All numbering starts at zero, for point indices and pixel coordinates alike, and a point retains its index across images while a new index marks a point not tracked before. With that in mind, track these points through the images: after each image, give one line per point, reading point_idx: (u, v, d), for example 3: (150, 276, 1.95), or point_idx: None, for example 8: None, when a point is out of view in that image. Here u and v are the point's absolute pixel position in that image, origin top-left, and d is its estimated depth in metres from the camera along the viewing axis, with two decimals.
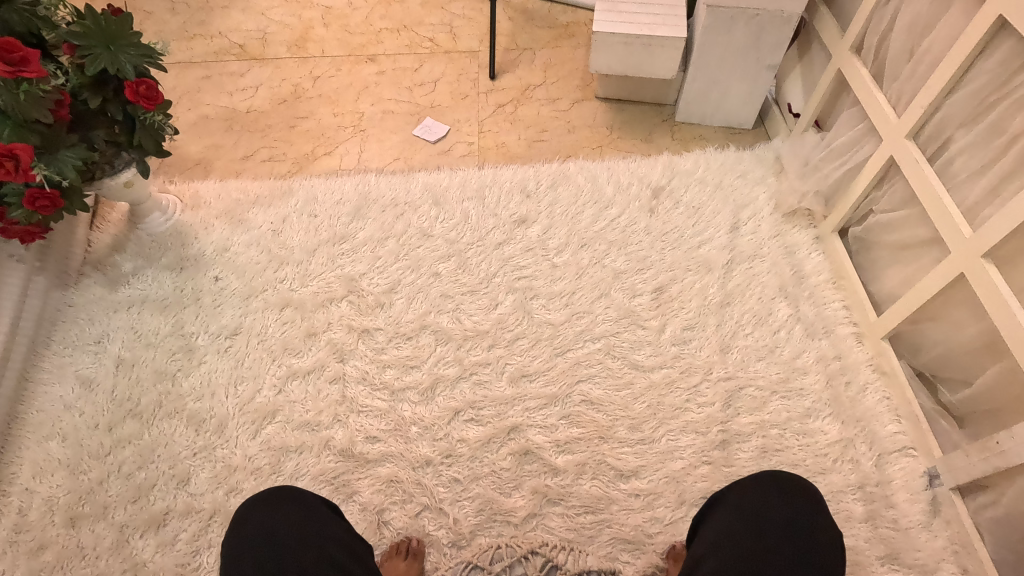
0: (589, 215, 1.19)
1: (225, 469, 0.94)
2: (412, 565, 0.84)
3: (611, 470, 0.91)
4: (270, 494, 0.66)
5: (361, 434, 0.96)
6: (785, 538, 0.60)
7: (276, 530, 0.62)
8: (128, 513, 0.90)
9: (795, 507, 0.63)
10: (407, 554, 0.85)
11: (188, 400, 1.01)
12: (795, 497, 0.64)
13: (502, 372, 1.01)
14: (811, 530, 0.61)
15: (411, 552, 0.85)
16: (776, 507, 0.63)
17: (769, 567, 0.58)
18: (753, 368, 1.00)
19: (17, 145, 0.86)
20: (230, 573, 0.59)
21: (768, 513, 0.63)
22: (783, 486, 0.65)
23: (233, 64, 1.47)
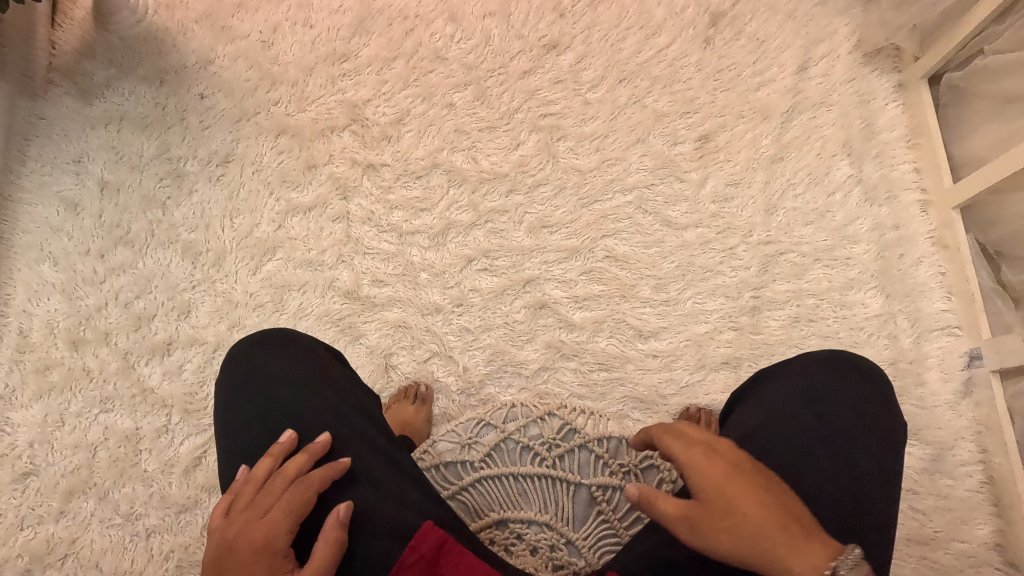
0: (633, 42, 0.99)
1: (227, 303, 0.89)
2: (420, 409, 0.82)
3: (630, 330, 0.86)
4: (277, 333, 0.61)
5: (367, 277, 0.90)
6: (838, 431, 0.56)
7: (278, 375, 0.58)
8: (131, 340, 0.88)
9: (863, 397, 0.57)
10: (415, 399, 0.83)
11: (182, 230, 0.93)
12: (858, 379, 0.58)
13: (519, 221, 0.92)
14: (873, 420, 0.56)
15: (419, 396, 0.83)
16: (836, 396, 0.57)
17: (819, 450, 0.55)
18: (798, 233, 0.90)
19: None
20: (229, 411, 0.58)
21: (820, 408, 0.57)
22: (846, 366, 0.59)
23: None
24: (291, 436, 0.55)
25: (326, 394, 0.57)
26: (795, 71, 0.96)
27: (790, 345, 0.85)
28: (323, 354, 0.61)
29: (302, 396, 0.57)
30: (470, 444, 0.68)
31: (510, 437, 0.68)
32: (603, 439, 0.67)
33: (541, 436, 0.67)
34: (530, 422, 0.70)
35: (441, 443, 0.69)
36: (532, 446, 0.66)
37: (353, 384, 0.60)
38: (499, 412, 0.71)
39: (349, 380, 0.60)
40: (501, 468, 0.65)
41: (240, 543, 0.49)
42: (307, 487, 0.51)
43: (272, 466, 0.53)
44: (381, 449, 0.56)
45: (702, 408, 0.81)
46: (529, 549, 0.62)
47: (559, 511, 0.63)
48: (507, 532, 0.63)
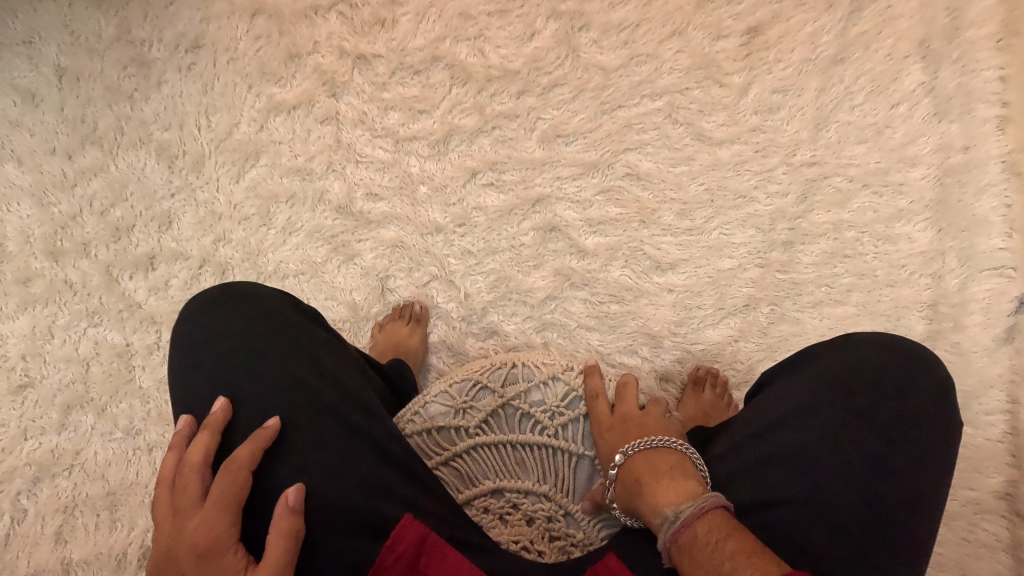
0: None
1: (210, 215, 0.82)
2: (415, 330, 0.78)
3: (646, 261, 0.79)
4: (241, 291, 0.55)
5: (361, 189, 0.81)
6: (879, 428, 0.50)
7: (235, 336, 0.52)
8: (111, 252, 0.82)
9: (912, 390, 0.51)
10: (411, 319, 0.78)
11: (154, 129, 0.84)
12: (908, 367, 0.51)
13: (531, 130, 0.81)
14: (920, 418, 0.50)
15: (414, 317, 0.78)
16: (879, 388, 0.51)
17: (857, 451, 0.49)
18: (849, 152, 0.79)
19: None
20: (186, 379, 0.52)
21: (858, 399, 0.51)
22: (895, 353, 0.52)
23: None
24: (223, 406, 0.50)
25: (289, 359, 0.51)
26: None
27: (820, 284, 0.77)
28: (294, 315, 0.56)
29: (263, 360, 0.51)
30: (465, 407, 0.57)
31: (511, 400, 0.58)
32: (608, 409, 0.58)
33: (545, 402, 0.58)
34: (533, 382, 0.60)
35: (434, 402, 0.58)
36: (533, 413, 0.57)
37: (327, 349, 0.54)
38: (498, 373, 0.60)
39: (322, 343, 0.54)
40: (500, 435, 0.56)
41: (179, 548, 0.44)
42: (240, 469, 0.46)
43: (205, 448, 0.47)
44: (347, 420, 0.50)
45: (712, 368, 0.76)
46: (525, 521, 0.53)
47: (561, 482, 0.54)
48: (502, 501, 0.53)
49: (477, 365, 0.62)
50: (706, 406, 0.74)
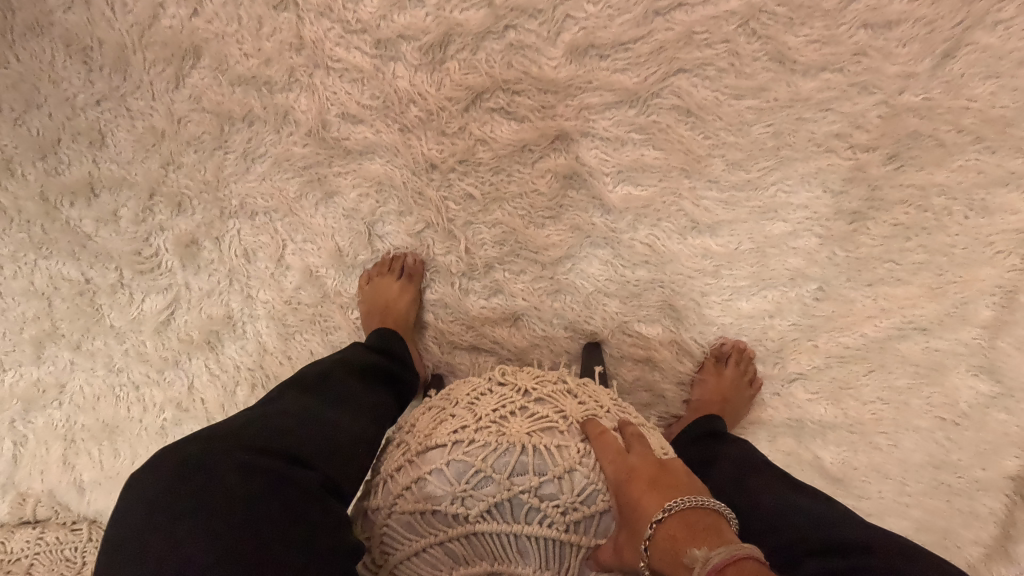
0: None
1: (150, 132, 0.66)
2: (406, 287, 0.68)
3: (683, 219, 0.65)
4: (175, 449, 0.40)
5: (335, 108, 0.64)
6: None
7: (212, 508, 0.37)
8: (41, 173, 0.68)
9: None
10: (401, 274, 0.68)
11: (52, 7, 0.63)
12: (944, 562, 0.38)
13: (558, 33, 0.60)
14: None
15: (406, 272, 0.68)
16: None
17: None
18: (972, 89, 0.60)
19: None
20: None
21: None
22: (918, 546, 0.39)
23: None
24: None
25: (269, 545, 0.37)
26: None
27: (885, 259, 0.66)
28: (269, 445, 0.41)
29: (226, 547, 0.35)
30: (464, 493, 0.44)
31: (521, 492, 0.44)
32: None
33: (561, 495, 0.44)
34: (547, 473, 0.44)
35: (426, 478, 0.46)
36: (543, 507, 0.43)
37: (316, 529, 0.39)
38: (504, 458, 0.45)
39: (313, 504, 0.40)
40: (502, 524, 0.44)
41: None
42: None
43: None
44: None
45: (737, 343, 0.69)
46: None
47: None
48: None
49: (480, 412, 0.48)
50: (724, 387, 0.68)
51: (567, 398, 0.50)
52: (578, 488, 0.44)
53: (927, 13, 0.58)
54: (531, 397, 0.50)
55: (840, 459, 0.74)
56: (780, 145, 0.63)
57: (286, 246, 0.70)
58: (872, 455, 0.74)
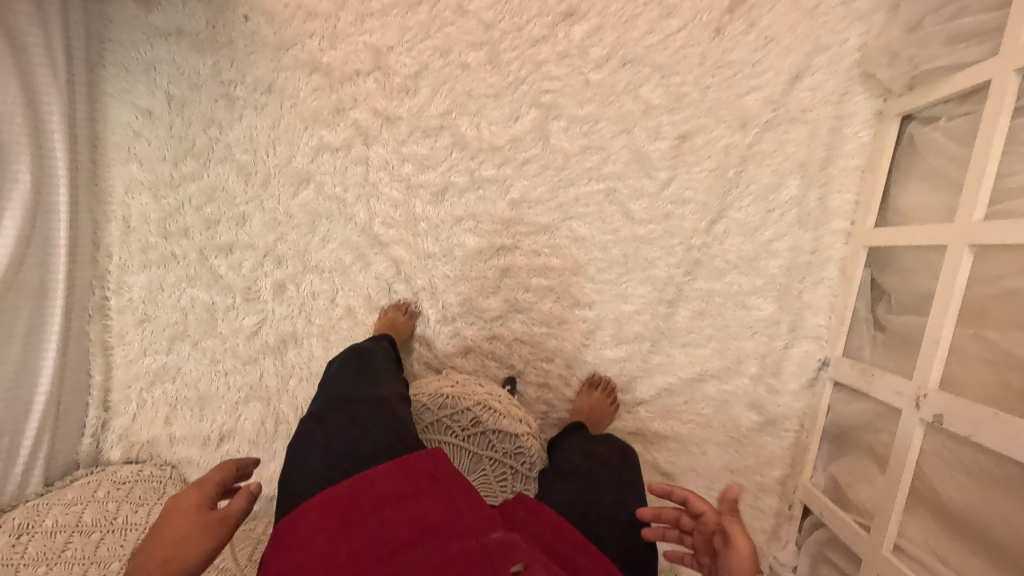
0: (644, 25, 1.08)
1: (273, 220, 1.16)
2: (407, 321, 1.13)
3: (572, 299, 1.13)
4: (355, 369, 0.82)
5: (378, 218, 1.14)
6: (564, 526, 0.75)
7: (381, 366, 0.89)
8: (203, 237, 1.17)
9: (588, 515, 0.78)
10: (406, 313, 1.14)
11: (236, 150, 1.16)
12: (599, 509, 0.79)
13: (506, 192, 1.12)
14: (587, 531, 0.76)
15: (409, 312, 1.14)
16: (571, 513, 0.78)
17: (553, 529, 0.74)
18: (729, 241, 1.10)
19: None
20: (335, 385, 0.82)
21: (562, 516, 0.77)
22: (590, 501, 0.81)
23: None
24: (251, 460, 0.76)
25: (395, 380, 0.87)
26: (787, 82, 1.06)
27: (689, 332, 1.12)
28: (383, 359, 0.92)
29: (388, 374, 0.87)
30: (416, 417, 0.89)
31: (443, 416, 0.89)
32: (498, 429, 0.89)
33: (462, 419, 0.89)
34: (457, 408, 0.89)
35: None
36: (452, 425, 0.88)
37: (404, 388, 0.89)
38: (439, 400, 0.90)
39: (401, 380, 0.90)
40: (432, 434, 0.88)
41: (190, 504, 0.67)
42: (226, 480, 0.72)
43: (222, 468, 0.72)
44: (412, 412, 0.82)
45: (603, 375, 1.14)
46: None
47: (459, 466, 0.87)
48: None
49: (430, 385, 0.94)
50: (592, 401, 1.11)
51: (475, 385, 0.96)
52: (470, 417, 0.89)
53: (702, 200, 1.09)
54: (457, 383, 0.96)
55: (669, 460, 1.15)
56: (626, 262, 1.12)
57: (338, 292, 1.17)
58: (688, 460, 1.15)
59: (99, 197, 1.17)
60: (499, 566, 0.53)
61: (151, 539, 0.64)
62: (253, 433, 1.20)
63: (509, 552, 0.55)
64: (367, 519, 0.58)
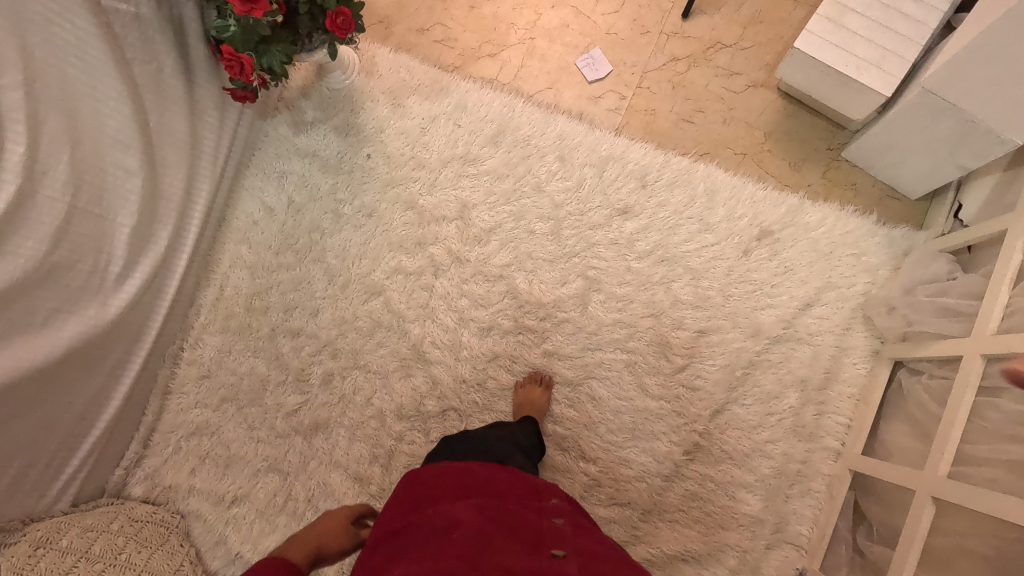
0: (685, 232, 1.30)
1: (341, 318, 1.35)
2: (542, 389, 1.25)
3: (579, 450, 1.24)
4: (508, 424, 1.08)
5: (429, 339, 1.32)
6: None
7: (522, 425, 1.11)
8: (279, 318, 1.36)
9: None
10: (541, 383, 1.26)
11: (329, 255, 1.38)
12: None
13: (541, 342, 1.29)
14: None
15: (544, 382, 1.25)
16: None
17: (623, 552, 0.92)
18: (729, 433, 1.21)
19: (243, 55, 1.09)
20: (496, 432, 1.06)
21: None
22: None
23: None
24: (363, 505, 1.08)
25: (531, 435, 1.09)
26: (799, 307, 1.24)
27: (679, 510, 1.20)
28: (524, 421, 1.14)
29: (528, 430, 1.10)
30: None
31: None
32: None
33: None
34: None
35: None
36: None
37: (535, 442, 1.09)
38: None
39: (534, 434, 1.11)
40: None
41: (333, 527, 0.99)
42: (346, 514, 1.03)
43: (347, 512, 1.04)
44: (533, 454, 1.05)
45: None
46: None
47: None
48: None
49: None
50: None
51: None
52: None
53: (711, 390, 1.23)
54: None
55: None
56: (634, 428, 1.23)
57: (376, 394, 1.31)
58: None
59: (208, 265, 1.39)
60: (545, 547, 0.70)
61: (318, 526, 0.98)
62: (263, 503, 1.30)
63: (558, 539, 0.72)
64: (473, 478, 0.83)
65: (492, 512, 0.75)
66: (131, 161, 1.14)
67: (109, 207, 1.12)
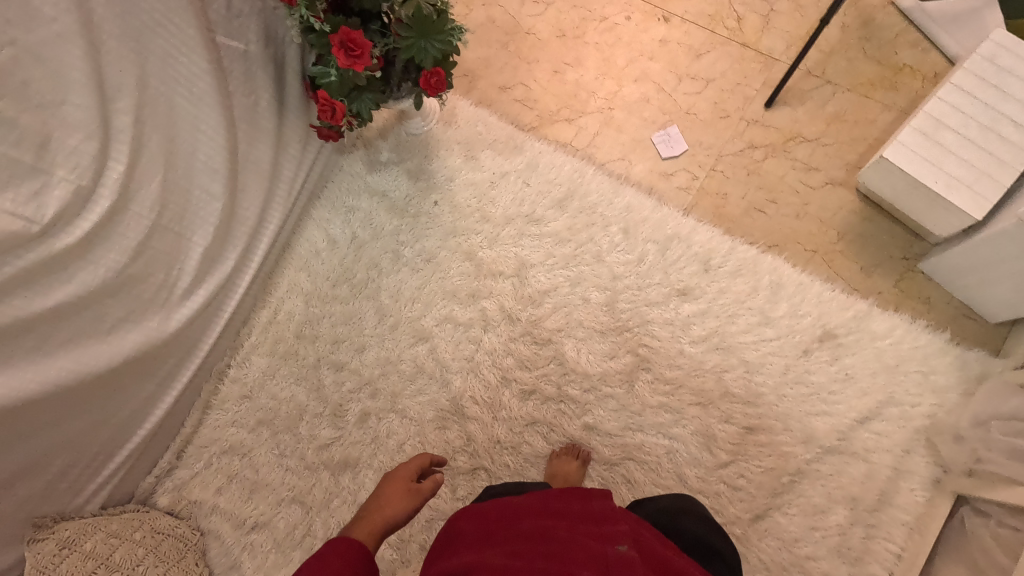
0: (744, 322, 1.27)
1: (386, 359, 1.35)
2: (578, 463, 1.21)
3: None
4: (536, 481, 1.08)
5: (469, 393, 1.31)
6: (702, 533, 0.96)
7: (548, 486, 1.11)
8: (326, 349, 1.38)
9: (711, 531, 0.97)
10: (577, 457, 1.22)
11: (383, 294, 1.39)
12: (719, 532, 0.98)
13: (582, 413, 1.26)
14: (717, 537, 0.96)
15: (580, 457, 1.22)
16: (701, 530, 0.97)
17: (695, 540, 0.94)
18: (768, 542, 1.15)
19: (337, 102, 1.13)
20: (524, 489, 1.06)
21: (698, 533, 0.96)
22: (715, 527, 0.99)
23: None
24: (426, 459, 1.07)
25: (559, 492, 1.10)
26: (856, 419, 1.19)
27: None
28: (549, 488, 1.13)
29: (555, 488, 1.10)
30: None
31: None
32: None
33: None
34: None
35: None
36: None
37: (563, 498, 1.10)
38: None
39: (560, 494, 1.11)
40: None
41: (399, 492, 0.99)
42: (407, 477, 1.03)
43: (407, 472, 1.03)
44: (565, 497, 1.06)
45: None
46: None
47: None
48: None
49: None
50: None
51: None
52: None
53: (753, 492, 1.17)
54: None
55: None
56: None
57: (408, 441, 1.31)
58: None
59: (266, 287, 1.42)
60: None
61: (378, 499, 0.98)
62: (282, 534, 1.29)
63: None
64: (527, 522, 0.85)
65: (552, 559, 0.75)
66: (215, 185, 1.19)
67: (187, 225, 1.17)
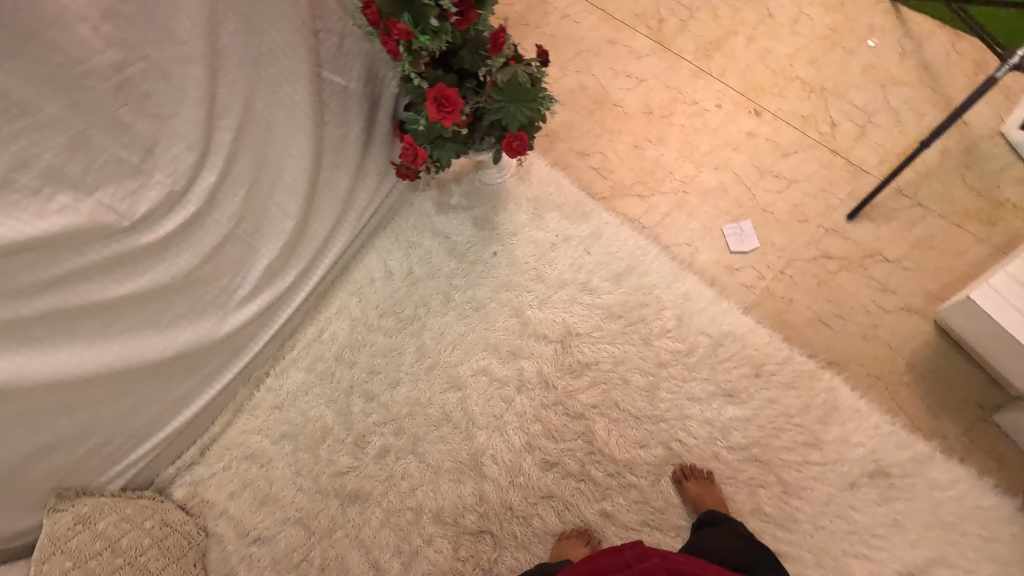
0: (789, 439, 1.20)
1: (416, 398, 1.35)
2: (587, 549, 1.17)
3: None
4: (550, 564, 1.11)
5: (490, 451, 1.28)
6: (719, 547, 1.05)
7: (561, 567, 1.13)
8: (361, 377, 1.39)
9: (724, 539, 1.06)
10: (587, 543, 1.18)
11: (426, 333, 1.40)
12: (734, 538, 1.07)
13: (603, 498, 1.22)
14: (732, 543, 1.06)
15: (591, 543, 1.18)
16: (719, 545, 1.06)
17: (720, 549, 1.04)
18: None
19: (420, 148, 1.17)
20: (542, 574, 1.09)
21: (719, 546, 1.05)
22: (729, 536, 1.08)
23: (635, 60, 1.57)
24: None
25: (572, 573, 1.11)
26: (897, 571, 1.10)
27: None
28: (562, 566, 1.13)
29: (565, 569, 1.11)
30: None
31: None
32: None
33: None
34: None
35: None
36: None
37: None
38: None
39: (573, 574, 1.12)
40: None
41: None
42: None
43: None
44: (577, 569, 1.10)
45: None
46: None
47: None
48: None
49: None
50: None
51: None
52: None
53: None
54: None
55: None
56: None
57: (421, 487, 1.29)
58: None
59: (317, 305, 1.46)
60: None
61: None
62: (281, 553, 1.29)
63: None
64: None
65: None
66: (291, 205, 1.24)
67: (257, 238, 1.22)
